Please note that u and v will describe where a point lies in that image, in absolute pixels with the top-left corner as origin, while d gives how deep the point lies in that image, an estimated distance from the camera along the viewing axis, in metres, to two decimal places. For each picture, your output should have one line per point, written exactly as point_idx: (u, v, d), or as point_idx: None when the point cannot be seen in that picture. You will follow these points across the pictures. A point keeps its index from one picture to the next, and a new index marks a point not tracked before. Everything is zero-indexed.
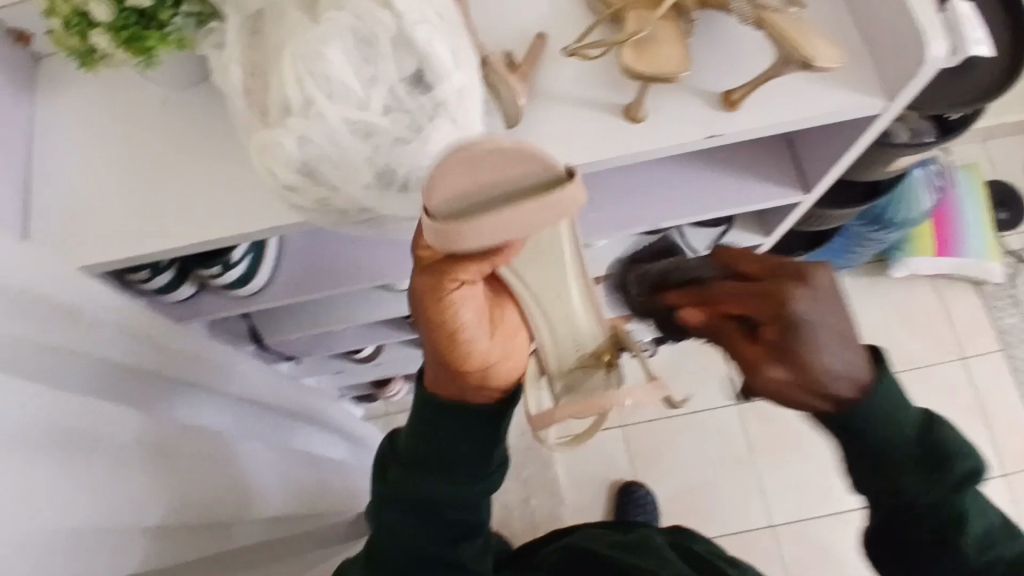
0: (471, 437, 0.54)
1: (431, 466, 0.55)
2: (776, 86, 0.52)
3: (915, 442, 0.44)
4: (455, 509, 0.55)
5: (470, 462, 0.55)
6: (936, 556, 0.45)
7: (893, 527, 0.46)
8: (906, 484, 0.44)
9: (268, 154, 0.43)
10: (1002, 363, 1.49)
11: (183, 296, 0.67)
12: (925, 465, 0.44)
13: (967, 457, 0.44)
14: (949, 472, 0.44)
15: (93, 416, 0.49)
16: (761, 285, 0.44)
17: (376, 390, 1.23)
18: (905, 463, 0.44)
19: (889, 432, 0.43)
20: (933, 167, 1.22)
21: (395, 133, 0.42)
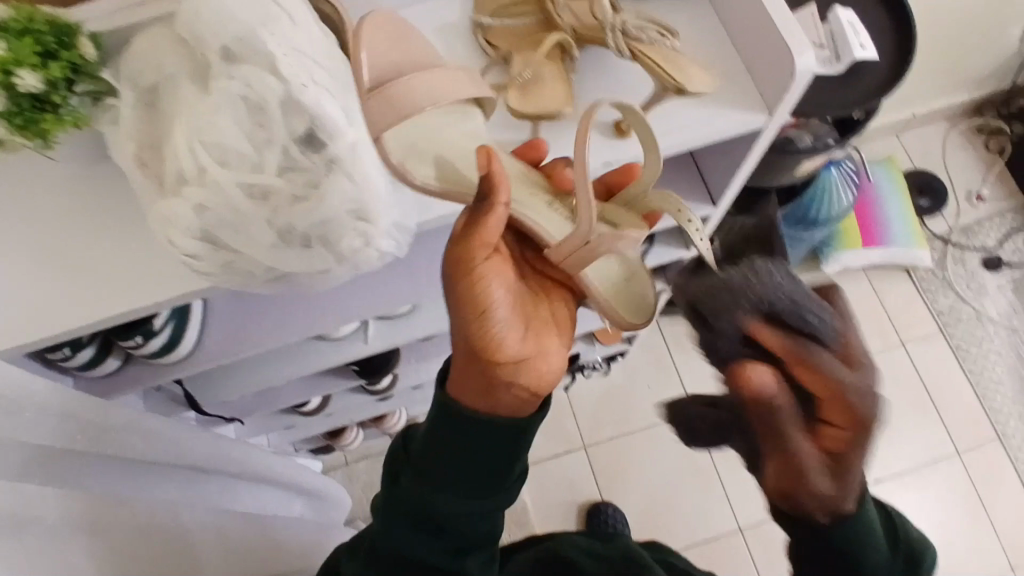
0: (490, 451, 0.48)
1: (444, 478, 0.48)
2: (663, 114, 0.55)
3: (886, 551, 0.45)
4: (462, 522, 0.49)
5: (488, 476, 0.49)
6: None
7: None
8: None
9: (169, 225, 0.43)
10: (940, 344, 1.55)
11: (110, 369, 0.67)
12: (897, 568, 0.45)
13: (926, 549, 0.47)
14: (915, 566, 0.46)
15: (22, 506, 0.48)
16: (852, 377, 0.44)
17: (331, 439, 1.22)
18: (877, 574, 0.44)
19: (871, 543, 0.44)
20: (847, 164, 1.28)
21: (291, 192, 0.43)
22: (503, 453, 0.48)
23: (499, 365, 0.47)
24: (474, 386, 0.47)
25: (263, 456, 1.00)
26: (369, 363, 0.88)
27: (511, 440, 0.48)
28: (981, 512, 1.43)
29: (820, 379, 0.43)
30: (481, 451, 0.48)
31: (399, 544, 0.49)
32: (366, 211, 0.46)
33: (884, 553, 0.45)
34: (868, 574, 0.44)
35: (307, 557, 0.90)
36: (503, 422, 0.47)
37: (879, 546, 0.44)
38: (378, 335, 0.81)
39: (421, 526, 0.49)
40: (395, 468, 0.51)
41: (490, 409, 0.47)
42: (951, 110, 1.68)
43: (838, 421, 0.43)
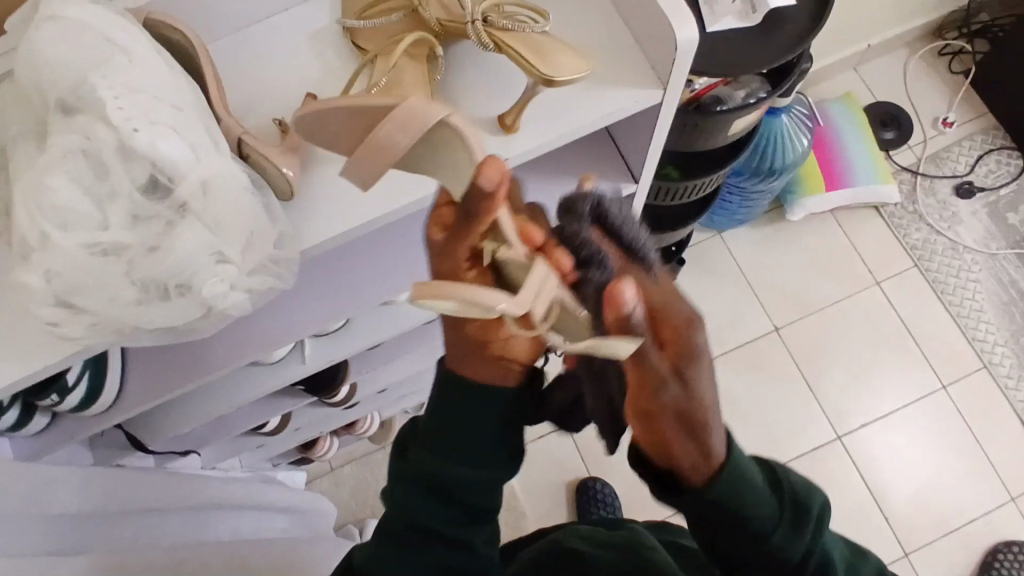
0: (498, 421, 0.47)
1: (456, 448, 0.48)
2: (545, 102, 0.52)
3: (772, 501, 0.44)
4: (478, 492, 0.48)
5: (493, 444, 0.48)
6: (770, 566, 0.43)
7: (735, 558, 0.44)
8: (773, 535, 0.43)
9: (23, 295, 0.41)
10: (916, 279, 1.53)
11: (39, 427, 0.65)
12: (781, 517, 0.44)
13: (817, 501, 0.45)
14: (801, 512, 0.44)
15: None
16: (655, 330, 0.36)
17: (307, 452, 1.19)
18: (766, 520, 0.43)
19: (750, 486, 0.42)
20: (798, 109, 1.24)
21: (144, 244, 0.41)
22: (511, 428, 0.48)
23: (492, 349, 0.45)
24: (460, 357, 0.47)
25: (232, 483, 0.98)
26: (316, 382, 0.86)
27: (517, 410, 0.47)
28: (971, 443, 1.43)
29: (665, 337, 0.36)
30: (482, 419, 0.47)
31: (414, 510, 0.48)
32: (226, 252, 0.44)
33: (769, 500, 0.43)
34: (759, 526, 0.43)
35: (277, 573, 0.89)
36: (493, 395, 0.46)
37: (763, 491, 0.43)
38: (316, 353, 0.78)
39: (434, 497, 0.48)
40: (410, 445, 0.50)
41: (483, 380, 0.47)
42: (907, 37, 1.63)
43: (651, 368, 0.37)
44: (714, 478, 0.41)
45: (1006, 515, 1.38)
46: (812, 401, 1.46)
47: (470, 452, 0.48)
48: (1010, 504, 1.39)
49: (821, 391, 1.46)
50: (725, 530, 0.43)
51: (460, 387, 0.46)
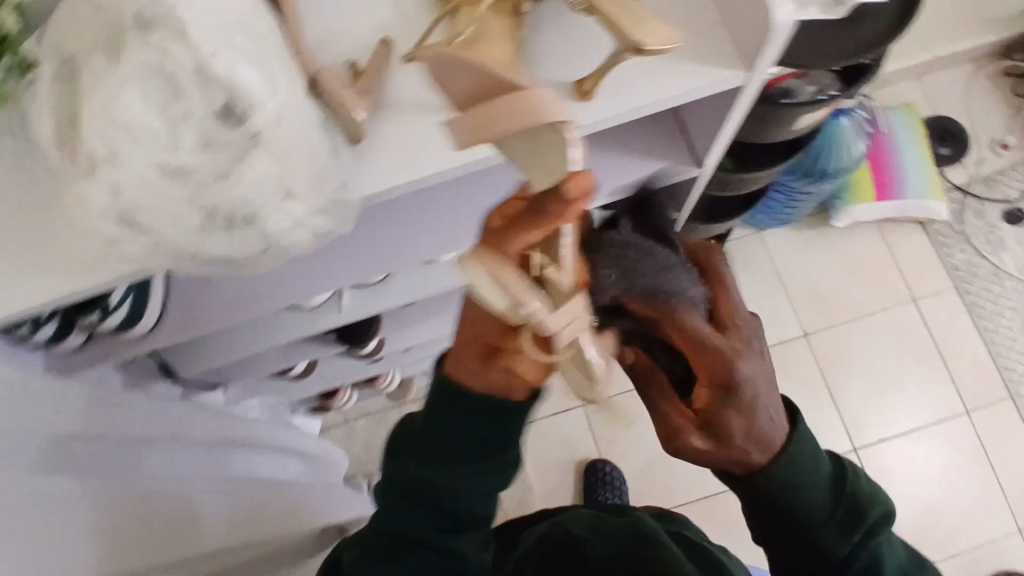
0: (478, 421, 0.47)
1: (444, 454, 0.48)
2: (626, 72, 0.51)
3: (827, 496, 0.49)
4: (458, 495, 0.48)
5: (486, 452, 0.48)
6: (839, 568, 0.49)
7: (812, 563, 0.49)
8: (829, 540, 0.48)
9: (85, 208, 0.41)
10: (953, 300, 1.50)
11: (75, 345, 0.65)
12: (839, 519, 0.49)
13: (880, 504, 0.50)
14: (865, 515, 0.49)
15: None
16: (715, 335, 0.45)
17: (326, 401, 1.20)
18: (822, 519, 0.49)
19: (808, 487, 0.48)
20: (860, 113, 1.21)
21: (212, 170, 0.40)
22: (492, 426, 0.47)
23: (504, 359, 0.44)
24: (471, 363, 0.45)
25: (251, 422, 0.99)
26: (348, 331, 0.86)
27: (499, 409, 0.46)
28: (987, 472, 1.41)
29: (713, 352, 0.45)
30: (477, 428, 0.47)
31: (398, 511, 0.49)
32: (294, 188, 0.43)
33: (824, 498, 0.49)
34: (818, 523, 0.49)
35: (286, 522, 0.90)
36: (496, 403, 0.46)
37: (822, 488, 0.49)
38: (353, 303, 0.79)
39: (428, 502, 0.49)
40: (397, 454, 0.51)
41: (485, 392, 0.46)
42: (977, 52, 1.58)
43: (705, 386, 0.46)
44: (765, 467, 0.47)
45: (1014, 548, 1.37)
46: (831, 411, 1.44)
47: (464, 458, 0.48)
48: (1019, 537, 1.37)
49: (842, 402, 1.44)
50: (790, 531, 0.49)
51: (460, 394, 0.46)
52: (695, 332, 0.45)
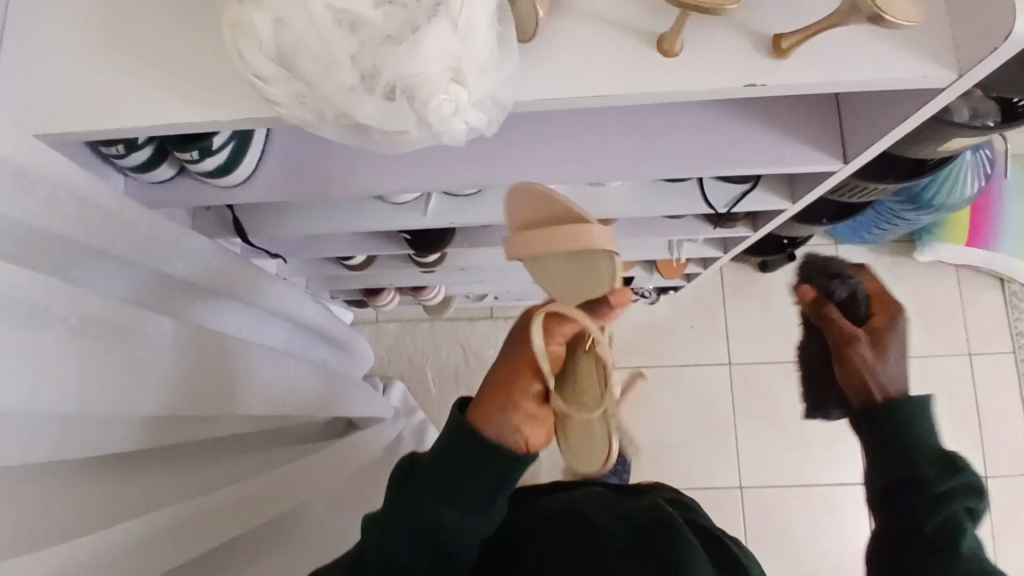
0: (490, 480, 0.46)
1: (443, 492, 0.46)
2: (828, 40, 0.46)
3: (934, 451, 0.56)
4: (453, 541, 0.46)
5: (484, 495, 0.47)
6: (921, 522, 0.53)
7: (900, 509, 0.55)
8: (922, 482, 0.54)
9: (244, 37, 0.38)
10: (1008, 365, 1.45)
11: (162, 178, 0.63)
12: (936, 468, 0.54)
13: (973, 491, 0.54)
14: (955, 484, 0.54)
15: (28, 291, 0.45)
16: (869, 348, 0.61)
17: (369, 297, 1.19)
18: (923, 465, 0.55)
19: (919, 432, 0.56)
20: (984, 151, 1.12)
21: (386, 30, 0.37)
22: (499, 485, 0.47)
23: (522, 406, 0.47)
24: (490, 406, 0.47)
25: (298, 298, 0.98)
26: (422, 237, 0.84)
27: (508, 471, 0.47)
28: (989, 541, 1.38)
29: (863, 359, 0.61)
30: (485, 469, 0.46)
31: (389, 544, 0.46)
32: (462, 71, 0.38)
33: (933, 451, 0.55)
34: (910, 468, 0.55)
35: (303, 406, 0.91)
36: (501, 455, 0.46)
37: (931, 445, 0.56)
38: (439, 210, 0.75)
39: (418, 538, 0.46)
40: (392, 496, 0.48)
41: (494, 438, 0.46)
42: None
43: (852, 355, 0.62)
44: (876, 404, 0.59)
45: None
46: None
47: (461, 498, 0.46)
48: None
49: None
50: (895, 468, 0.56)
51: (476, 439, 0.46)
52: (857, 336, 0.62)
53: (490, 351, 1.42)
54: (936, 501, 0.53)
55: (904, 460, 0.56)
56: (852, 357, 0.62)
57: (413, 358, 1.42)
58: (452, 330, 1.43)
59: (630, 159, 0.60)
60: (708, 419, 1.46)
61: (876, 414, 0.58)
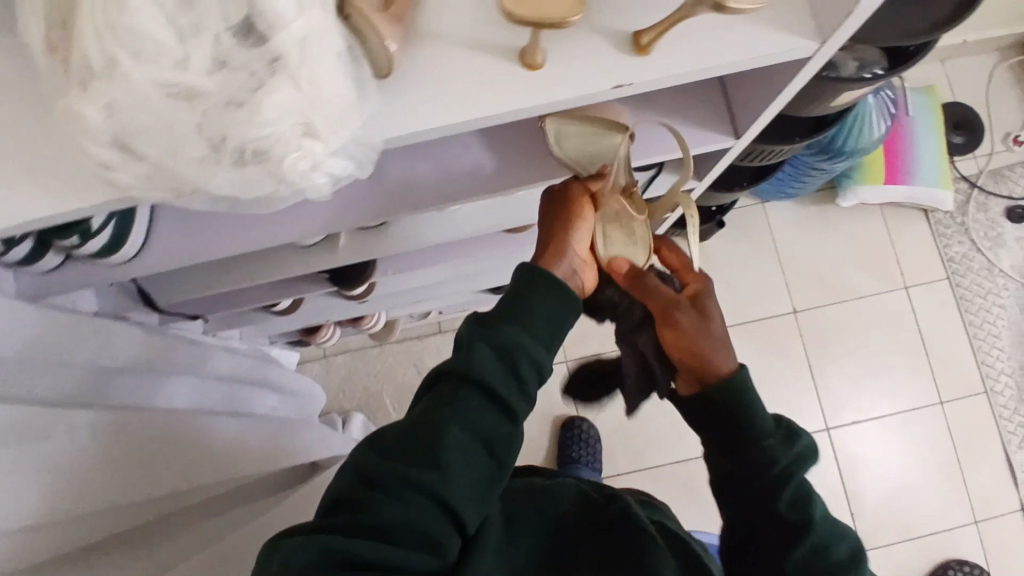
0: (552, 313, 0.52)
1: (518, 321, 0.51)
2: (690, 30, 0.46)
3: (774, 421, 0.58)
4: (526, 368, 0.51)
5: (547, 326, 0.52)
6: (769, 486, 0.56)
7: (751, 480, 0.57)
8: (769, 448, 0.56)
9: (77, 126, 0.35)
10: (945, 292, 1.49)
11: (51, 267, 0.60)
12: (780, 434, 0.57)
13: (809, 455, 0.58)
14: (795, 446, 0.57)
15: None
16: (704, 324, 0.56)
17: (308, 335, 1.16)
18: (769, 434, 0.57)
19: (761, 407, 0.57)
20: (886, 92, 1.17)
21: (225, 96, 0.35)
22: (560, 312, 0.53)
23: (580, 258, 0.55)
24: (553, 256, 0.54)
25: (229, 355, 0.95)
26: (341, 273, 0.82)
27: (567, 304, 0.53)
28: (953, 463, 1.43)
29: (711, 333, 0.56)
30: (550, 299, 0.52)
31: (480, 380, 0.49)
32: (315, 125, 0.38)
33: (771, 421, 0.57)
34: (762, 435, 0.56)
35: (265, 458, 0.89)
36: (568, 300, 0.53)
37: (768, 414, 0.57)
38: (352, 244, 0.74)
39: (500, 358, 0.50)
40: (465, 341, 0.50)
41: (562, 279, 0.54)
42: (1007, 40, 1.53)
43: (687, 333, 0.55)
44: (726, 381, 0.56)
45: (969, 539, 1.39)
46: (811, 390, 1.44)
47: (529, 327, 0.51)
48: (974, 527, 1.40)
49: (822, 382, 1.45)
50: (739, 442, 0.57)
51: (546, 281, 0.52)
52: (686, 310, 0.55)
53: None
54: (784, 478, 0.56)
55: (749, 446, 0.57)
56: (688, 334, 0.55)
57: (368, 386, 1.39)
58: (402, 351, 1.41)
59: (522, 170, 0.61)
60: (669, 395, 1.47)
61: (714, 409, 0.57)
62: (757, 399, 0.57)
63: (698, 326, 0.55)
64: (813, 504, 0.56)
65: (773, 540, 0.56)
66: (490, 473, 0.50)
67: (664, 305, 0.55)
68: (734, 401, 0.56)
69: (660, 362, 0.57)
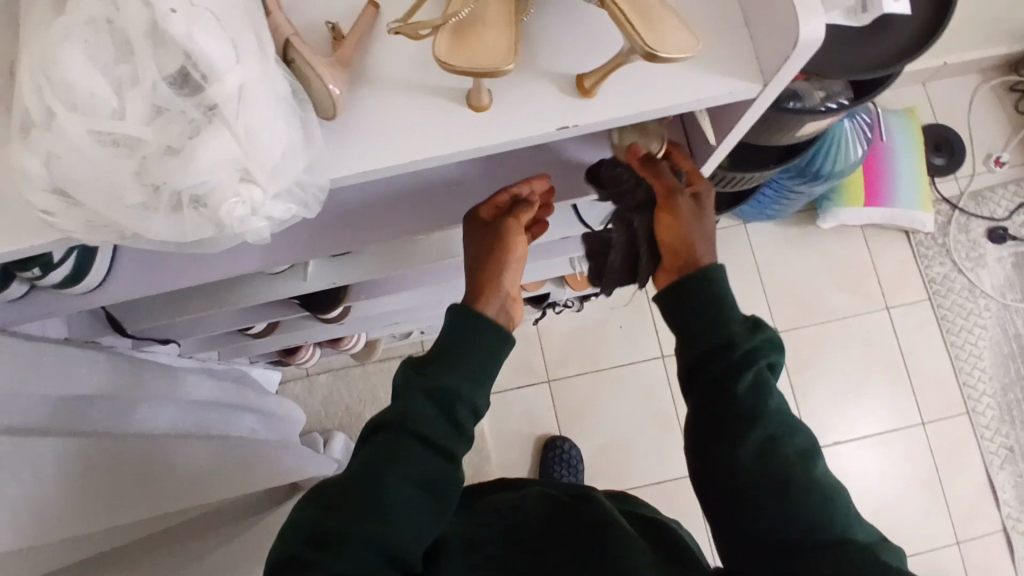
0: (486, 350, 0.55)
1: (454, 361, 0.54)
2: (635, 72, 0.47)
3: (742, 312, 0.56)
4: (461, 407, 0.53)
5: (483, 363, 0.55)
6: (723, 375, 0.54)
7: (707, 364, 0.55)
8: (729, 331, 0.55)
9: (18, 174, 0.37)
10: (926, 312, 1.50)
11: (16, 296, 0.60)
12: (744, 323, 0.56)
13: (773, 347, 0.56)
14: (754, 334, 0.55)
15: None
16: (696, 217, 0.57)
17: (287, 357, 1.17)
18: (731, 318, 0.55)
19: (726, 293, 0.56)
20: (862, 116, 1.18)
21: (163, 145, 0.36)
22: (495, 347, 0.55)
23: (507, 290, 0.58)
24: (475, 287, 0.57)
25: (202, 379, 0.96)
26: (311, 299, 0.82)
27: (502, 340, 0.55)
28: (935, 483, 1.43)
29: (699, 231, 0.57)
30: (486, 337, 0.55)
31: (413, 427, 0.51)
32: (254, 171, 0.39)
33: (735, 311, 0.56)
34: (722, 316, 0.55)
35: (244, 478, 0.89)
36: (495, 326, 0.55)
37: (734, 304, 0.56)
38: (319, 273, 0.74)
39: (435, 400, 0.53)
40: (403, 388, 0.53)
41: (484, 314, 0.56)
42: (987, 63, 1.54)
43: (676, 225, 0.57)
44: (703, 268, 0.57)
45: (952, 559, 1.39)
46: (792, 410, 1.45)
47: (466, 368, 0.54)
48: (956, 549, 1.40)
49: (803, 402, 1.45)
50: (697, 318, 0.56)
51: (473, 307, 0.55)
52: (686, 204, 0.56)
53: None
54: (744, 363, 0.54)
55: (711, 328, 0.55)
56: (677, 224, 0.57)
57: (350, 407, 1.40)
58: (384, 371, 1.41)
59: (481, 185, 0.59)
60: (652, 415, 1.47)
61: (687, 293, 0.56)
62: (728, 290, 0.56)
63: (692, 218, 0.57)
64: (771, 395, 0.54)
65: (727, 427, 0.53)
66: (432, 510, 0.51)
67: (666, 190, 0.56)
68: (702, 284, 0.56)
69: (649, 247, 0.60)
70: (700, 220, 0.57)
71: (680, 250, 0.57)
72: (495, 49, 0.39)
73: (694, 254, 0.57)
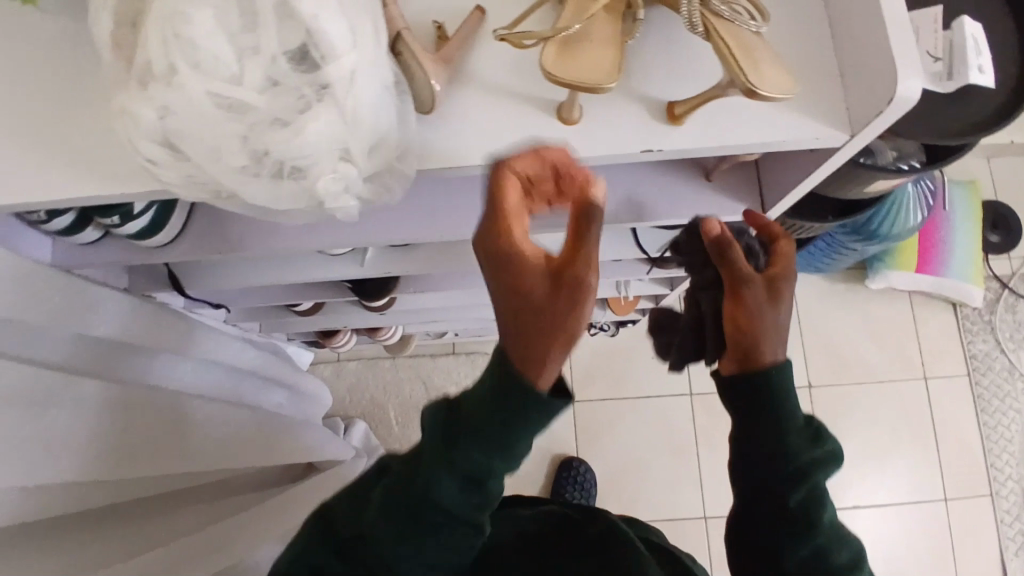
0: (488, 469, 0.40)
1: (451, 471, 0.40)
2: (724, 107, 0.47)
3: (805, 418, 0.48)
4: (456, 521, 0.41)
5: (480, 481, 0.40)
6: (777, 489, 0.47)
7: (762, 472, 0.48)
8: (791, 444, 0.47)
9: (130, 124, 0.38)
10: (963, 388, 1.47)
11: (88, 240, 0.63)
12: (806, 432, 0.48)
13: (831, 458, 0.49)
14: (816, 442, 0.48)
15: None
16: (768, 308, 0.47)
17: (323, 339, 1.18)
18: (795, 426, 0.47)
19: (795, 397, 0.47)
20: (926, 182, 1.16)
21: (271, 114, 0.37)
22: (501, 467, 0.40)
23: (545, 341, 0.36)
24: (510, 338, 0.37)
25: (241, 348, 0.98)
26: (361, 284, 0.84)
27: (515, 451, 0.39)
28: (950, 562, 1.39)
29: (766, 320, 0.47)
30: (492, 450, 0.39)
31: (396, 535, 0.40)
32: (351, 151, 0.40)
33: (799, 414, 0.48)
34: (783, 428, 0.47)
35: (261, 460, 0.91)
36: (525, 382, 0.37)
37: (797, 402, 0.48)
38: (375, 261, 0.75)
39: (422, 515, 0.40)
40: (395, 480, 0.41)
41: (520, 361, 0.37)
42: None
43: (739, 311, 0.48)
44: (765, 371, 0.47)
45: None
46: None
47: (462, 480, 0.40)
48: None
49: None
50: (757, 419, 0.47)
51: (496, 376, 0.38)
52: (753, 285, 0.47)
53: (451, 388, 1.41)
54: (801, 480, 0.47)
55: (768, 433, 0.47)
56: (741, 310, 0.47)
57: (374, 397, 1.41)
58: (412, 367, 1.42)
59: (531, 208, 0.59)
60: (670, 450, 1.46)
61: (743, 396, 0.48)
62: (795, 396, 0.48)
63: (762, 304, 0.47)
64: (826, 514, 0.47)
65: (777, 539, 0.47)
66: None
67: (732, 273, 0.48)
68: (764, 390, 0.47)
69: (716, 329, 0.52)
70: (772, 315, 0.47)
71: (745, 346, 0.48)
72: (600, 67, 0.40)
73: (757, 352, 0.47)
